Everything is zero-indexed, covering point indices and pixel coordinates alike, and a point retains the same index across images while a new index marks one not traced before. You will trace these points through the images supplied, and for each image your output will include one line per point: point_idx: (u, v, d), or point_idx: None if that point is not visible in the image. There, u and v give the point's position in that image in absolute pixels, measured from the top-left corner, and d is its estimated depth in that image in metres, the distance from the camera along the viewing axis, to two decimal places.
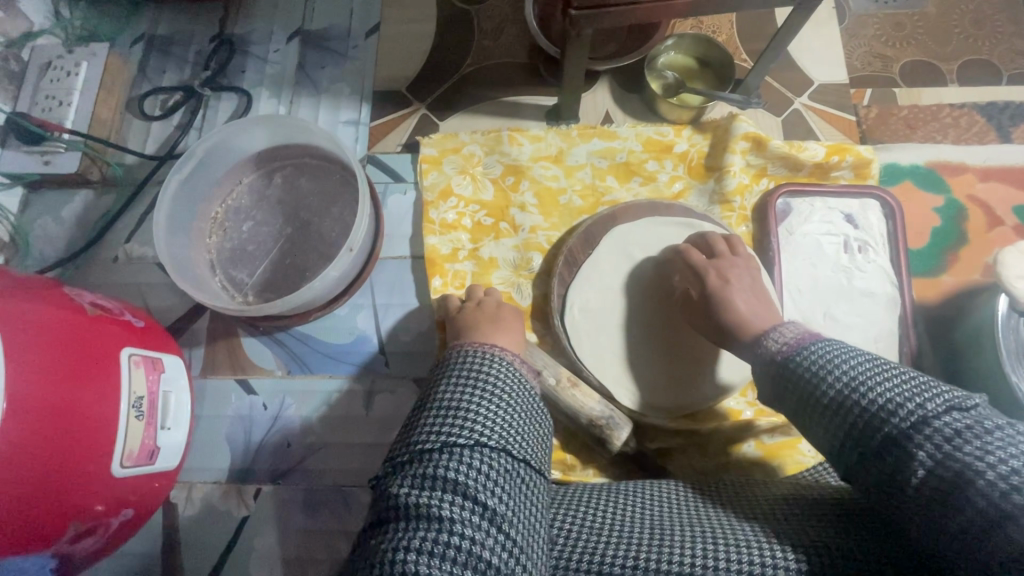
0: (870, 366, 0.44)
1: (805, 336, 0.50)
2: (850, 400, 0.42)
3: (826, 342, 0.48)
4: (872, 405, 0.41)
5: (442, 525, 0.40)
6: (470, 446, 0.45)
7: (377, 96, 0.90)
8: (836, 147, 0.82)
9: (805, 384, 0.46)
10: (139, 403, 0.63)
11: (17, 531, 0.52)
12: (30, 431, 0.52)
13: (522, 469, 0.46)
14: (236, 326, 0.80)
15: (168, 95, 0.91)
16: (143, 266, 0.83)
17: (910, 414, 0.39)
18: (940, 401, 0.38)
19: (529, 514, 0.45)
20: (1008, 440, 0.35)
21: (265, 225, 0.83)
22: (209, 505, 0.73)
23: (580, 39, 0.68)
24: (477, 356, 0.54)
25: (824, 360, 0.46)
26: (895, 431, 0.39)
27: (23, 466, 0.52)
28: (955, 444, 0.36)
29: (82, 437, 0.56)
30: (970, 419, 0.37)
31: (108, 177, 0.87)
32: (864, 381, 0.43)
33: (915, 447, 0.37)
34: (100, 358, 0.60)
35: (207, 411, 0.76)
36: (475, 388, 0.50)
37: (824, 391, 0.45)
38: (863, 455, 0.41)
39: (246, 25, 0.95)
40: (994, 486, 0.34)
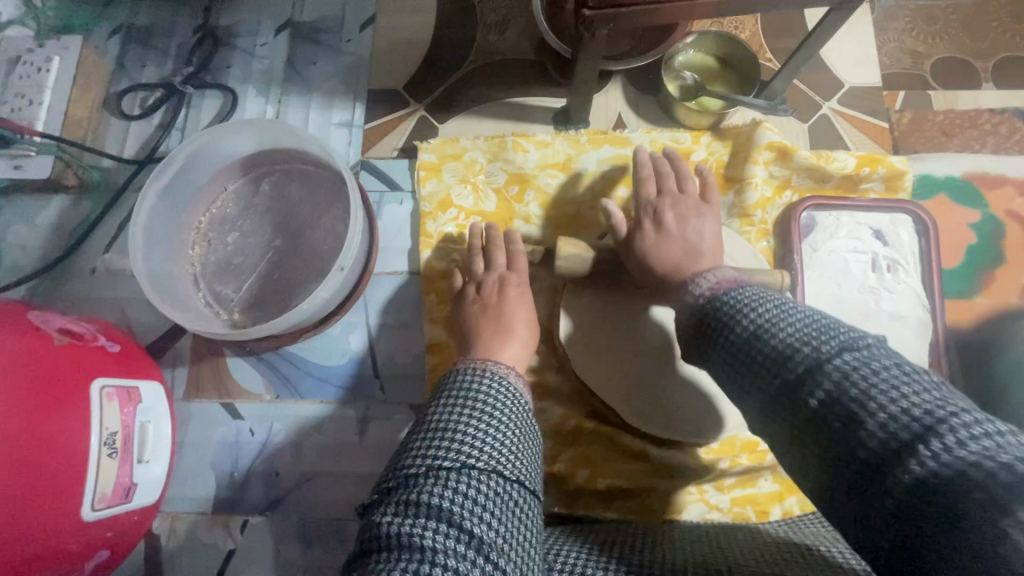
0: (778, 308, 0.44)
1: (725, 284, 0.50)
2: (756, 342, 0.42)
3: (748, 286, 0.48)
4: (775, 346, 0.41)
5: (423, 556, 0.38)
6: (457, 469, 0.42)
7: (372, 95, 0.84)
8: (868, 157, 0.76)
9: (719, 323, 0.46)
10: (113, 439, 0.58)
11: None
12: None
13: (521, 494, 0.43)
14: (221, 345, 0.75)
15: (148, 92, 0.85)
16: (122, 278, 0.78)
17: (809, 358, 0.39)
18: (835, 343, 0.39)
19: (524, 546, 0.42)
20: (897, 378, 0.36)
21: (252, 235, 0.78)
22: (194, 537, 0.69)
23: (593, 39, 0.62)
24: (473, 376, 0.51)
25: (733, 306, 0.46)
26: (794, 375, 0.39)
27: None
28: (853, 385, 0.36)
29: (41, 486, 0.52)
30: (863, 359, 0.37)
31: (85, 182, 0.81)
32: (774, 323, 0.42)
33: (816, 383, 0.37)
34: (66, 396, 0.55)
35: (192, 436, 0.72)
36: (467, 407, 0.47)
37: (738, 326, 0.44)
38: (781, 367, 0.40)
39: (231, 16, 0.88)
40: (926, 447, 0.32)
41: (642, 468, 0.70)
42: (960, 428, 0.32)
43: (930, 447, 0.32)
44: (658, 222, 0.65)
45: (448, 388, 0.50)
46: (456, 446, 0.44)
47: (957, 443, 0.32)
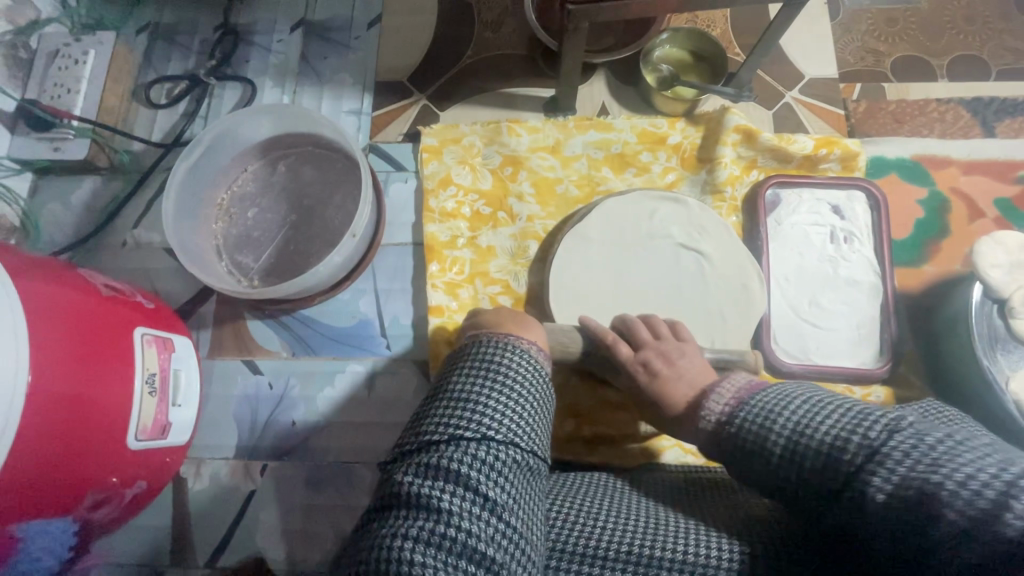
0: (807, 408, 0.47)
1: (743, 392, 0.53)
2: (800, 444, 0.45)
3: (772, 390, 0.51)
4: (819, 444, 0.44)
5: (441, 516, 0.45)
6: (477, 440, 0.49)
7: (379, 87, 0.92)
8: (825, 140, 0.84)
9: (749, 445, 0.49)
10: (152, 379, 0.66)
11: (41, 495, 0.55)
12: (50, 400, 0.55)
13: (529, 460, 0.51)
14: (241, 310, 0.82)
15: (173, 84, 0.93)
16: (150, 250, 0.86)
17: (861, 446, 0.42)
18: (880, 427, 0.42)
19: (529, 504, 0.49)
20: (953, 449, 0.38)
21: (269, 212, 0.86)
22: (217, 480, 0.76)
23: (576, 31, 0.71)
24: (496, 347, 0.57)
25: (762, 413, 0.49)
26: (852, 468, 0.41)
27: (45, 433, 0.54)
28: (914, 463, 0.38)
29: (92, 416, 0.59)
30: (918, 438, 0.40)
31: (115, 164, 0.89)
32: (809, 423, 0.46)
33: (870, 475, 0.40)
34: (111, 341, 0.62)
35: (215, 391, 0.79)
36: (490, 380, 0.54)
37: (772, 443, 0.47)
38: (834, 465, 0.43)
39: (250, 15, 0.97)
40: (959, 495, 0.36)
41: (624, 417, 0.78)
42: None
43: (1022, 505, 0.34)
44: (650, 369, 0.65)
45: (471, 357, 0.56)
46: (476, 417, 0.51)
47: None
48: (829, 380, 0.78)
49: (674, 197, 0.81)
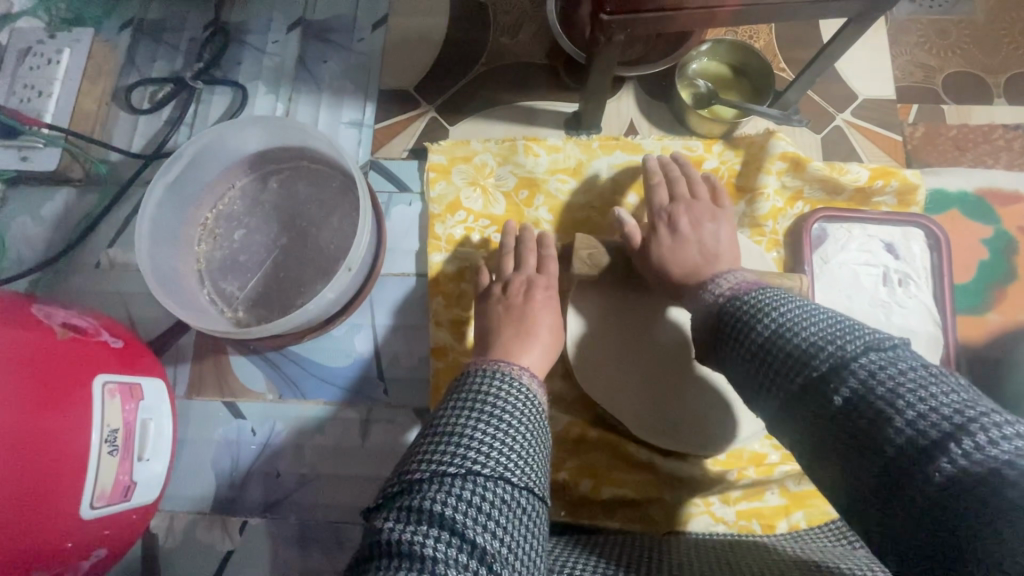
0: (798, 310, 0.44)
1: (745, 285, 0.50)
2: (776, 340, 0.42)
3: (769, 286, 0.48)
4: (798, 344, 0.41)
5: (425, 565, 0.37)
6: (462, 475, 0.41)
7: (382, 95, 0.83)
8: (881, 170, 0.75)
9: (732, 324, 0.47)
10: (114, 435, 0.57)
11: None
12: None
13: (525, 499, 0.43)
14: (224, 343, 0.74)
15: (158, 87, 0.85)
16: (127, 273, 0.78)
17: (831, 356, 0.39)
18: (859, 342, 0.39)
19: (529, 552, 0.41)
20: (924, 378, 0.35)
21: (258, 233, 0.77)
22: (192, 536, 0.68)
23: (609, 43, 0.61)
24: (487, 377, 0.50)
25: (759, 302, 0.46)
26: (817, 373, 0.39)
27: None
28: (887, 390, 0.35)
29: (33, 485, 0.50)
30: (891, 363, 0.37)
31: (91, 175, 0.81)
32: (795, 320, 0.43)
33: (835, 388, 0.37)
34: (64, 395, 0.53)
35: (193, 435, 0.71)
36: (477, 410, 0.47)
37: (754, 333, 0.44)
38: (828, 354, 0.39)
39: (242, 12, 0.88)
40: (910, 419, 0.34)
41: (646, 478, 0.69)
42: (989, 426, 0.32)
43: (957, 445, 0.32)
44: (672, 223, 0.65)
45: (461, 388, 0.49)
46: (461, 451, 0.43)
47: (990, 441, 0.31)
48: None
49: None
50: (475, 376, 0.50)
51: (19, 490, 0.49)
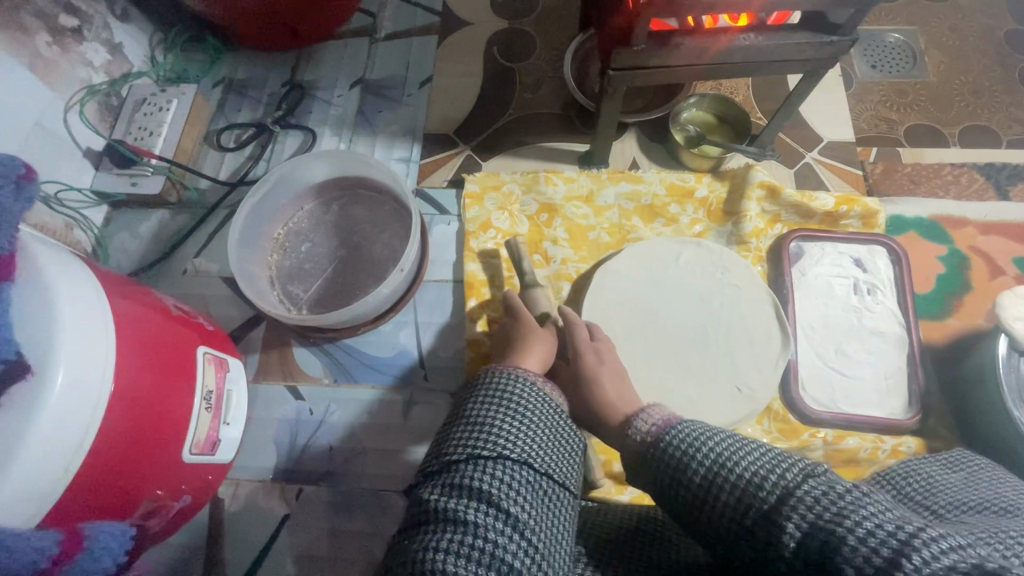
0: (728, 442, 0.46)
1: (671, 418, 0.52)
2: (721, 473, 0.44)
3: (688, 422, 0.50)
4: (742, 477, 0.42)
5: (468, 529, 0.44)
6: (493, 458, 0.48)
7: (427, 138, 1.01)
8: (845, 198, 0.89)
9: (670, 470, 0.47)
10: (209, 395, 0.69)
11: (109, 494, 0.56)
12: (135, 402, 0.58)
13: (546, 482, 0.49)
14: (288, 337, 0.87)
15: (242, 130, 1.03)
16: (207, 278, 0.92)
17: (775, 488, 0.40)
18: (795, 470, 0.40)
19: (553, 527, 0.48)
20: (860, 501, 0.36)
21: (321, 246, 0.92)
22: (254, 501, 0.78)
23: (615, 94, 0.78)
24: (511, 375, 0.55)
25: (690, 437, 0.48)
26: (765, 507, 0.40)
27: (127, 430, 0.57)
28: (822, 511, 0.37)
29: (162, 414, 0.62)
30: (824, 485, 0.38)
31: (183, 199, 0.97)
32: (728, 458, 0.44)
33: (784, 518, 0.38)
34: (181, 353, 0.66)
35: (259, 413, 0.82)
36: (503, 403, 0.53)
37: (692, 473, 0.46)
38: (770, 490, 0.40)
39: (314, 73, 1.08)
40: (858, 550, 0.34)
41: None
42: (927, 541, 0.33)
43: (910, 561, 0.32)
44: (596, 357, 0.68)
45: (484, 385, 0.55)
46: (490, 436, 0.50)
47: (930, 557, 0.32)
48: (857, 428, 0.79)
49: (695, 241, 0.88)
50: (500, 373, 0.55)
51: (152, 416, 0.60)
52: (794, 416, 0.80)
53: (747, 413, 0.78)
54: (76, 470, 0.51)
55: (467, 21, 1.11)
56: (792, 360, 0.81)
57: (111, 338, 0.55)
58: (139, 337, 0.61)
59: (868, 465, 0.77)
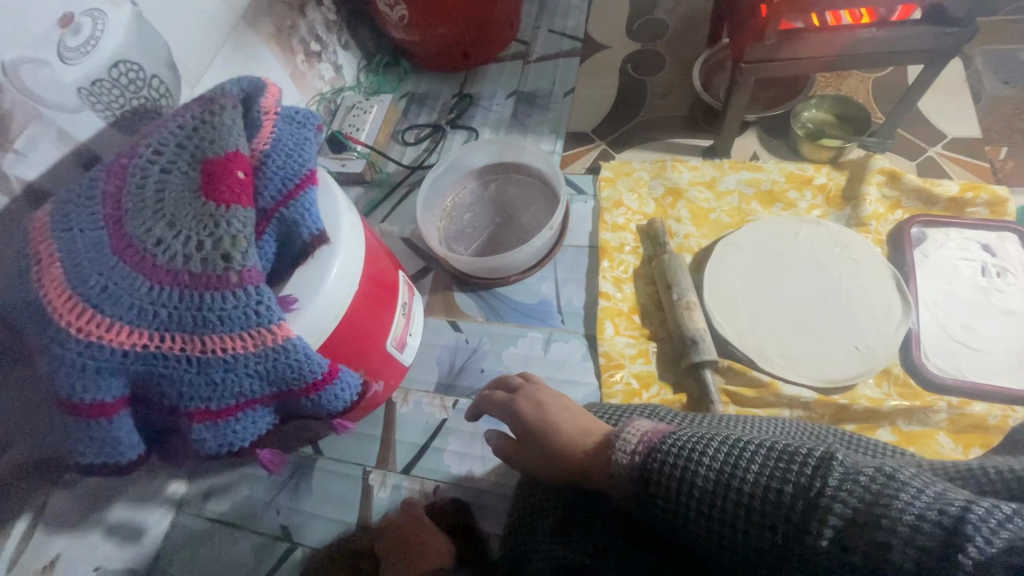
0: (727, 449, 0.49)
1: (650, 436, 0.54)
2: (732, 487, 0.47)
3: (671, 435, 0.53)
4: (757, 489, 0.45)
5: None
6: None
7: (569, 136, 1.20)
8: (970, 186, 0.94)
9: (670, 485, 0.50)
10: (404, 306, 0.89)
11: (347, 348, 0.75)
12: (369, 286, 0.78)
13: None
14: (451, 284, 1.06)
15: (420, 130, 1.29)
16: (389, 237, 1.15)
17: (796, 493, 0.43)
18: (809, 467, 0.43)
19: None
20: (888, 486, 0.40)
21: (479, 216, 1.12)
22: (419, 406, 0.96)
23: (744, 86, 0.92)
24: None
25: (683, 451, 0.50)
26: (794, 516, 0.43)
27: (364, 304, 0.77)
28: (859, 502, 0.40)
29: (379, 306, 0.81)
30: (850, 480, 0.41)
31: (374, 179, 1.23)
32: (732, 469, 0.47)
33: (819, 520, 0.41)
34: (392, 268, 0.87)
35: (425, 339, 1.01)
36: None
37: (697, 485, 0.48)
38: (797, 492, 0.43)
39: (478, 88, 1.33)
40: (903, 539, 0.38)
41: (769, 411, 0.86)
42: (981, 521, 0.36)
43: (970, 542, 0.36)
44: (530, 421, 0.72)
45: None
46: None
47: (985, 540, 0.35)
48: (984, 396, 0.80)
49: (814, 222, 0.97)
50: None
51: (376, 304, 0.80)
52: (916, 382, 0.84)
53: (865, 373, 0.83)
54: (338, 322, 0.71)
55: (606, 45, 1.31)
56: (912, 328, 0.86)
57: (361, 236, 0.76)
58: (371, 245, 0.82)
59: (996, 432, 0.78)
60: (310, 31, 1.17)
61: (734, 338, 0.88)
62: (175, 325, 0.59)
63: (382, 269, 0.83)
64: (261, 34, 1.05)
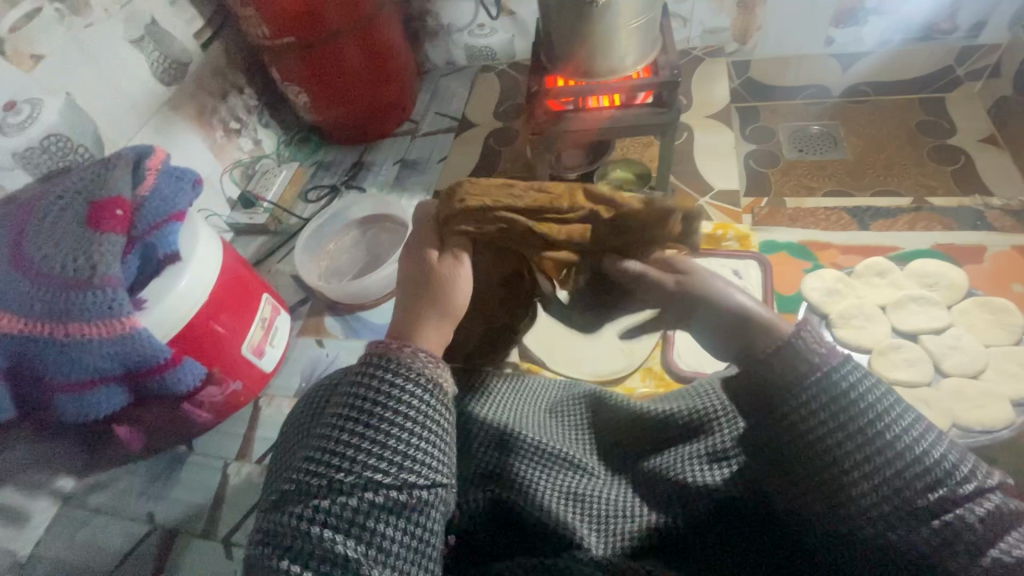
0: (898, 409, 0.58)
1: (834, 355, 0.60)
2: (893, 449, 0.55)
3: (867, 374, 0.59)
4: (925, 459, 0.55)
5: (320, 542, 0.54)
6: (333, 487, 0.56)
7: (436, 193, 1.47)
8: (721, 225, 1.20)
9: (867, 425, 0.56)
10: (263, 320, 1.12)
11: (201, 346, 0.97)
12: (225, 300, 1.01)
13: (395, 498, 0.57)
14: (323, 310, 1.28)
15: (321, 189, 1.57)
16: (281, 274, 1.39)
17: (942, 486, 0.54)
18: (962, 467, 0.56)
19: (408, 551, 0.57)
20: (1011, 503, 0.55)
21: (354, 256, 1.36)
22: (279, 407, 1.14)
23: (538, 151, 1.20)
24: (387, 376, 0.60)
25: (885, 404, 0.57)
26: (940, 490, 0.54)
27: (218, 314, 0.99)
28: (967, 503, 0.54)
29: (235, 317, 1.04)
30: (978, 480, 0.55)
31: (277, 228, 1.48)
32: (894, 422, 0.57)
33: (941, 510, 0.54)
34: (254, 289, 1.10)
35: (294, 354, 1.22)
36: (365, 416, 0.58)
37: (881, 435, 0.56)
38: (941, 478, 0.55)
39: (373, 156, 1.62)
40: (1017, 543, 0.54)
41: None
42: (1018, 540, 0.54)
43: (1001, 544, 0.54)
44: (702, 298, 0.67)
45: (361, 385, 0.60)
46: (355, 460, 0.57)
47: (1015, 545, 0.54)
48: None
49: None
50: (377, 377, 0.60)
51: (232, 314, 1.03)
52: (669, 376, 1.04)
53: (625, 371, 1.04)
54: (188, 323, 0.94)
55: (476, 124, 1.63)
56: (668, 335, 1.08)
57: (216, 260, 1.00)
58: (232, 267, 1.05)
59: None
60: (230, 112, 1.47)
61: (531, 346, 1.10)
62: (44, 316, 0.80)
63: (243, 289, 1.06)
64: (182, 115, 1.34)
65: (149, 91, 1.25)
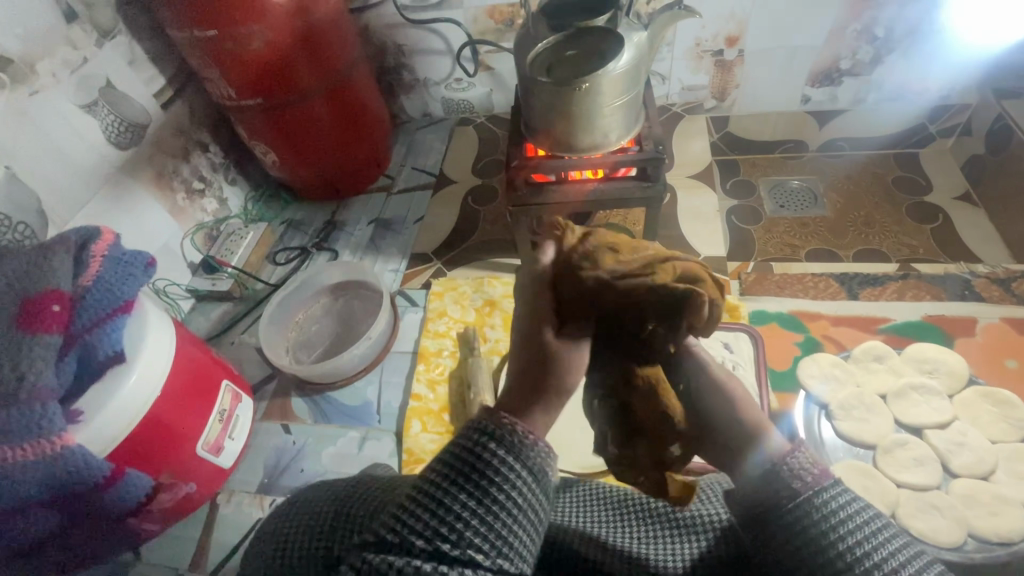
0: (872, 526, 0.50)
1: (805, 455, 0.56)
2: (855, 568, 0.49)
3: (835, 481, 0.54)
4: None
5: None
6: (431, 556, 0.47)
7: (413, 256, 1.40)
8: None
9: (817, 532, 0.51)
10: (222, 413, 1.03)
11: (149, 451, 0.87)
12: (178, 396, 0.92)
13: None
14: (290, 390, 1.18)
15: (291, 251, 1.49)
16: (245, 347, 1.29)
17: None
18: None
19: None
20: None
21: (325, 327, 1.28)
22: (239, 505, 1.04)
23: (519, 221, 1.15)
24: (504, 452, 0.50)
25: (849, 513, 0.51)
26: None
27: (170, 413, 0.90)
28: None
29: (190, 413, 0.95)
30: None
31: (242, 295, 1.39)
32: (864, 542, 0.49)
33: None
34: (212, 378, 1.01)
35: (258, 441, 1.12)
36: (476, 491, 0.49)
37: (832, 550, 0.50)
38: None
39: (346, 215, 1.55)
40: None
41: None
42: None
43: None
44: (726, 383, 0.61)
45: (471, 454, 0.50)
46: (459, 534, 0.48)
47: None
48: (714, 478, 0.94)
49: None
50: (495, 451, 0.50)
51: (186, 411, 0.94)
52: None
53: None
54: (132, 429, 0.84)
55: (453, 181, 1.58)
56: None
57: (168, 354, 0.92)
58: (190, 357, 0.97)
59: None
60: (193, 172, 1.39)
61: None
62: None
63: (199, 380, 0.98)
64: (138, 180, 1.25)
65: (102, 157, 1.17)
